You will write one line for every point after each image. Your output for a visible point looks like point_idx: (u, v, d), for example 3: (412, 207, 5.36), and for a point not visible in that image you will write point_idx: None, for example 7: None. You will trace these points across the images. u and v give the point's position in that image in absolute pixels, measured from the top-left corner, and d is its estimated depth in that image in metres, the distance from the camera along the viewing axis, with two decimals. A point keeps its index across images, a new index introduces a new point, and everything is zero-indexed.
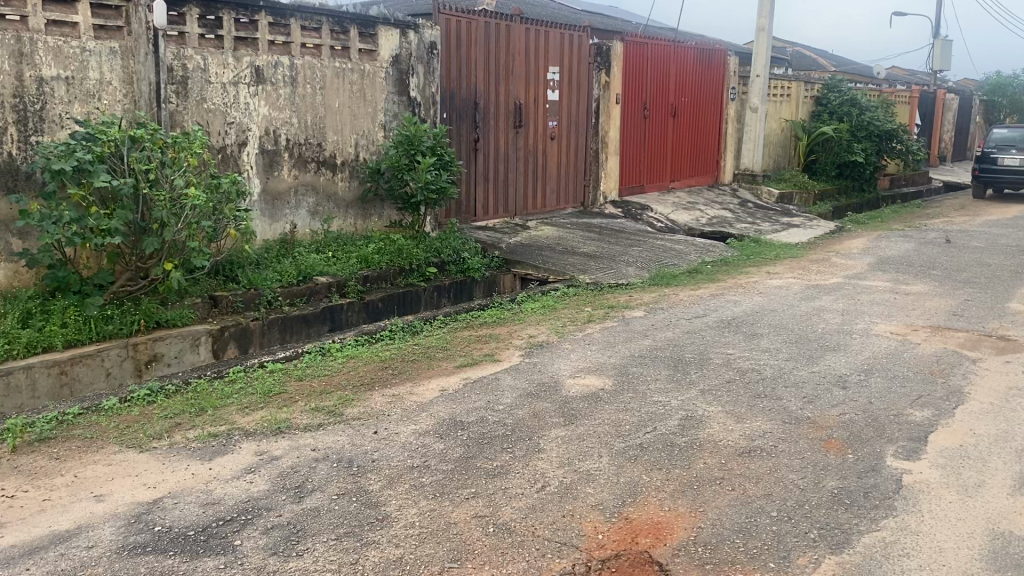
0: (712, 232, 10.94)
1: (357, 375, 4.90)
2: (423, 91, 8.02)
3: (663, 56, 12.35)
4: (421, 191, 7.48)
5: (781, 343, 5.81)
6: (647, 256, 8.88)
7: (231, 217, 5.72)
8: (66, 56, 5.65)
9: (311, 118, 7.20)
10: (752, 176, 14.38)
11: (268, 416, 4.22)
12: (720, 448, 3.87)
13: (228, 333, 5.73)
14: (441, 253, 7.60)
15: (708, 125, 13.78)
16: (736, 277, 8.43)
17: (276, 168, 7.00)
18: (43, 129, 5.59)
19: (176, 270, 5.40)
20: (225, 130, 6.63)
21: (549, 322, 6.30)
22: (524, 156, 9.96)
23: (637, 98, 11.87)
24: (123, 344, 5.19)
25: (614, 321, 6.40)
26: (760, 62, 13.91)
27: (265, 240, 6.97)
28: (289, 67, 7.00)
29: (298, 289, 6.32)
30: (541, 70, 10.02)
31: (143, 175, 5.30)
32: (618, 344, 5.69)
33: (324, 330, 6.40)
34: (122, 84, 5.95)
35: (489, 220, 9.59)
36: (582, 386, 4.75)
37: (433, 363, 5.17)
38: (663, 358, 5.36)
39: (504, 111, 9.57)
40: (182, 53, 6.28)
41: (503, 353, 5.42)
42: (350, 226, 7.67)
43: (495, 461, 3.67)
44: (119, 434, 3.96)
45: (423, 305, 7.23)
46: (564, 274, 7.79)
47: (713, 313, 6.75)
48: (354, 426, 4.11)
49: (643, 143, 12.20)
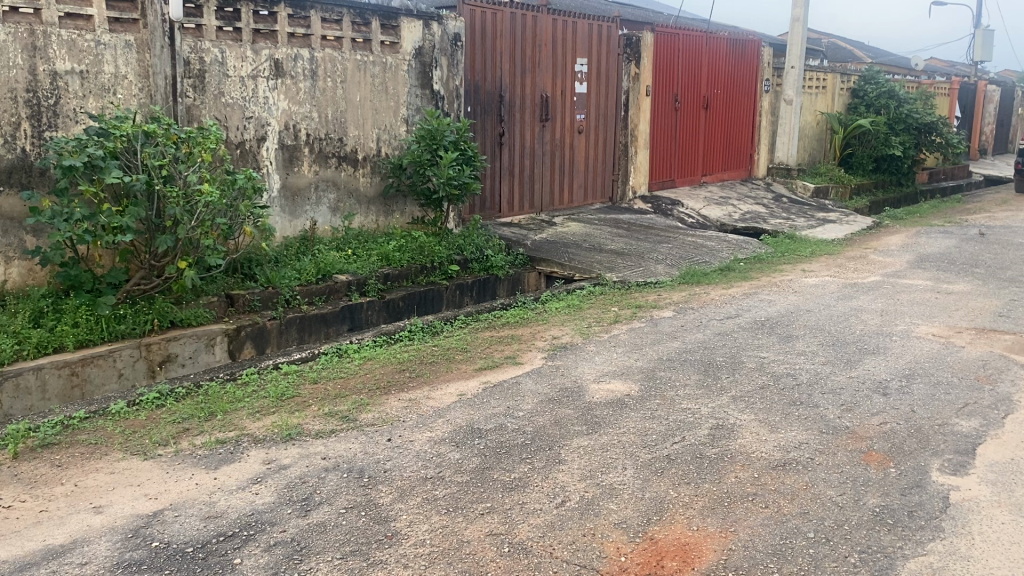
0: (744, 229, 10.65)
1: (373, 378, 4.73)
2: (446, 84, 7.84)
3: (695, 47, 12.06)
4: (444, 187, 7.31)
5: (817, 346, 5.54)
6: (677, 253, 8.63)
7: (248, 214, 5.58)
8: (80, 49, 5.55)
9: (332, 112, 7.05)
10: (787, 170, 14.02)
11: (280, 421, 4.06)
12: (752, 461, 3.65)
13: (245, 332, 5.59)
14: (464, 250, 7.42)
15: (741, 118, 13.45)
16: (770, 275, 8.16)
17: (295, 163, 6.86)
18: (57, 124, 5.49)
19: (191, 268, 5.28)
20: (244, 125, 6.50)
21: (574, 323, 6.10)
22: (550, 151, 9.75)
23: (667, 90, 11.59)
24: (136, 344, 5.07)
25: (642, 321, 6.17)
26: (795, 53, 13.55)
27: (284, 237, 6.83)
28: (309, 60, 6.85)
29: (317, 287, 6.17)
30: (568, 62, 9.78)
31: (157, 171, 5.18)
32: (645, 347, 5.46)
33: (343, 329, 6.24)
34: (138, 78, 5.83)
35: (515, 216, 9.40)
36: (607, 391, 4.53)
37: (452, 366, 4.99)
38: (694, 362, 5.13)
39: (531, 104, 9.36)
40: (199, 47, 6.15)
41: (525, 356, 5.22)
42: (372, 223, 7.52)
43: (513, 473, 3.47)
44: (125, 439, 3.82)
45: (446, 304, 7.05)
46: (590, 272, 7.57)
47: (745, 313, 6.49)
48: (368, 432, 3.94)
49: (673, 137, 11.92)
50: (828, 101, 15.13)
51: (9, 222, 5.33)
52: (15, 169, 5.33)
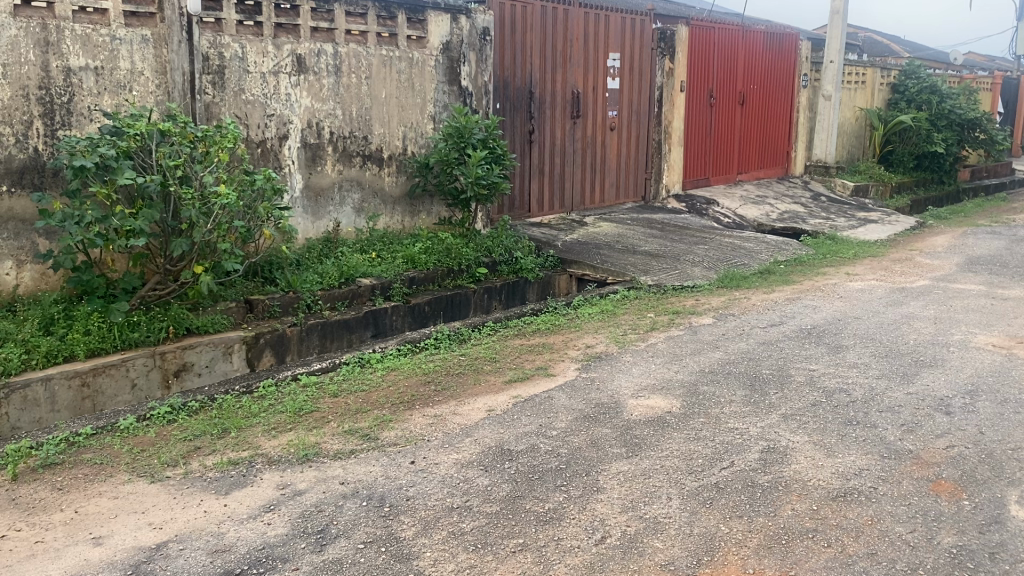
0: (783, 229, 10.26)
1: (396, 392, 4.46)
2: (474, 80, 7.56)
3: (730, 42, 11.67)
4: (472, 187, 7.03)
5: (869, 358, 5.19)
6: (714, 255, 8.28)
7: (267, 216, 5.33)
8: (95, 45, 5.33)
9: (356, 110, 6.79)
10: (825, 168, 13.58)
11: (297, 439, 3.81)
12: (810, 491, 3.33)
13: (264, 339, 5.36)
14: (492, 252, 7.13)
15: (778, 114, 13.04)
16: (812, 279, 7.79)
17: (318, 162, 6.61)
18: (71, 123, 5.28)
19: (207, 273, 5.03)
20: (265, 123, 6.26)
21: (608, 330, 5.78)
22: (581, 149, 9.44)
23: (702, 85, 11.22)
24: (150, 353, 4.84)
25: (680, 329, 5.85)
26: (834, 47, 13.11)
27: (307, 239, 6.58)
28: (333, 55, 6.59)
29: (340, 292, 5.92)
30: (600, 57, 9.46)
31: (172, 172, 4.94)
32: (685, 357, 5.14)
33: (367, 335, 5.98)
34: (155, 74, 5.61)
35: (545, 215, 9.10)
36: (646, 407, 4.23)
37: (480, 378, 4.70)
38: (738, 375, 4.80)
39: (562, 100, 9.05)
40: (219, 41, 5.92)
41: (558, 367, 4.93)
42: (397, 224, 7.25)
43: (547, 503, 3.18)
44: (132, 459, 3.58)
45: (473, 309, 6.77)
46: (624, 275, 7.26)
47: (790, 320, 6.14)
48: (390, 453, 3.66)
49: (708, 134, 11.55)
50: (868, 96, 14.65)
51: (21, 224, 5.13)
52: (27, 169, 5.12)
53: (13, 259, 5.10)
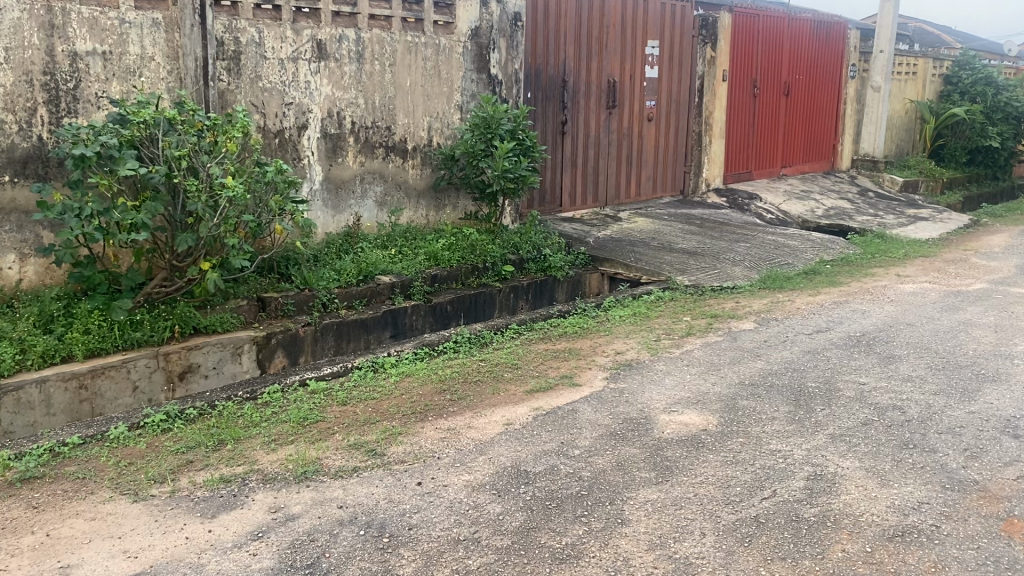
0: (829, 226, 9.78)
1: (408, 401, 4.14)
2: (504, 68, 7.23)
3: (776, 30, 11.18)
4: (499, 180, 6.68)
5: (925, 370, 4.77)
6: (756, 253, 7.86)
7: (278, 210, 5.03)
8: (103, 28, 5.08)
9: (379, 99, 6.49)
10: (873, 162, 13.02)
11: (297, 453, 3.51)
12: (862, 528, 2.96)
13: (276, 340, 5.08)
14: (520, 249, 6.81)
15: (825, 105, 12.50)
16: (860, 280, 7.34)
17: (339, 154, 6.31)
18: (77, 110, 5.04)
19: (213, 271, 4.75)
20: (283, 112, 5.98)
21: (640, 335, 5.42)
22: (617, 140, 9.05)
23: (745, 75, 10.74)
24: (153, 354, 4.59)
25: (719, 335, 5.47)
26: (884, 36, 12.53)
27: (326, 234, 6.31)
28: (355, 41, 6.28)
29: (358, 290, 5.64)
30: (638, 44, 9.05)
31: (177, 162, 4.66)
32: (723, 367, 4.77)
33: (385, 336, 5.69)
34: (166, 60, 5.35)
35: (577, 210, 8.74)
36: (679, 425, 3.88)
37: (500, 387, 4.37)
38: (780, 389, 4.42)
39: (597, 89, 8.67)
40: (234, 26, 5.64)
41: (584, 375, 4.58)
42: (421, 218, 6.95)
43: (564, 538, 2.85)
44: (118, 474, 3.31)
45: (498, 309, 6.45)
46: (659, 274, 6.89)
47: (837, 327, 5.73)
48: (396, 472, 3.35)
49: (751, 126, 11.08)
50: (919, 88, 14.02)
51: (24, 216, 4.90)
52: (30, 159, 4.89)
53: (15, 253, 4.88)
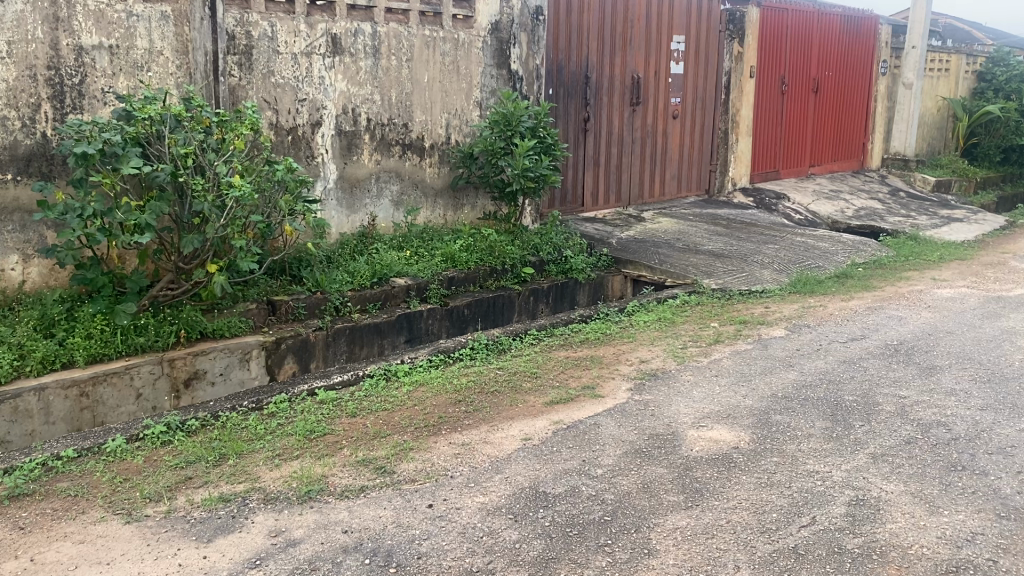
0: (860, 227, 9.47)
1: (421, 412, 3.93)
2: (525, 63, 7.00)
3: (805, 25, 10.87)
4: (519, 179, 6.46)
5: (970, 383, 4.49)
6: (785, 256, 7.58)
7: (289, 211, 4.83)
8: (109, 22, 4.90)
9: (396, 95, 6.28)
10: (904, 161, 12.66)
11: (302, 470, 3.31)
12: (911, 563, 2.71)
13: (286, 345, 4.88)
14: (540, 250, 6.59)
15: (854, 102, 12.17)
16: (894, 284, 7.05)
17: (354, 151, 6.11)
18: (82, 106, 4.87)
19: (220, 273, 4.55)
20: (296, 108, 5.78)
21: (665, 342, 5.18)
22: (641, 138, 8.80)
23: (773, 71, 10.45)
24: (157, 360, 4.41)
25: (748, 342, 5.22)
26: (917, 31, 12.17)
27: (341, 234, 6.11)
28: (371, 35, 6.08)
29: (372, 293, 5.44)
30: (664, 40, 8.80)
31: (183, 161, 4.47)
32: (754, 378, 4.52)
33: (400, 340, 5.48)
34: (175, 54, 5.18)
35: (599, 210, 8.50)
36: (709, 442, 3.65)
37: (518, 398, 4.14)
38: (816, 402, 4.16)
39: (620, 86, 8.42)
40: (246, 19, 5.46)
41: (608, 386, 4.35)
42: (438, 218, 6.74)
43: (586, 570, 2.63)
44: (113, 491, 3.13)
45: (517, 312, 6.23)
46: (684, 277, 6.64)
47: (873, 335, 5.45)
48: (406, 492, 3.14)
49: (778, 124, 10.79)
50: (952, 85, 13.63)
51: (28, 216, 4.74)
52: (34, 156, 4.73)
53: (18, 253, 4.72)
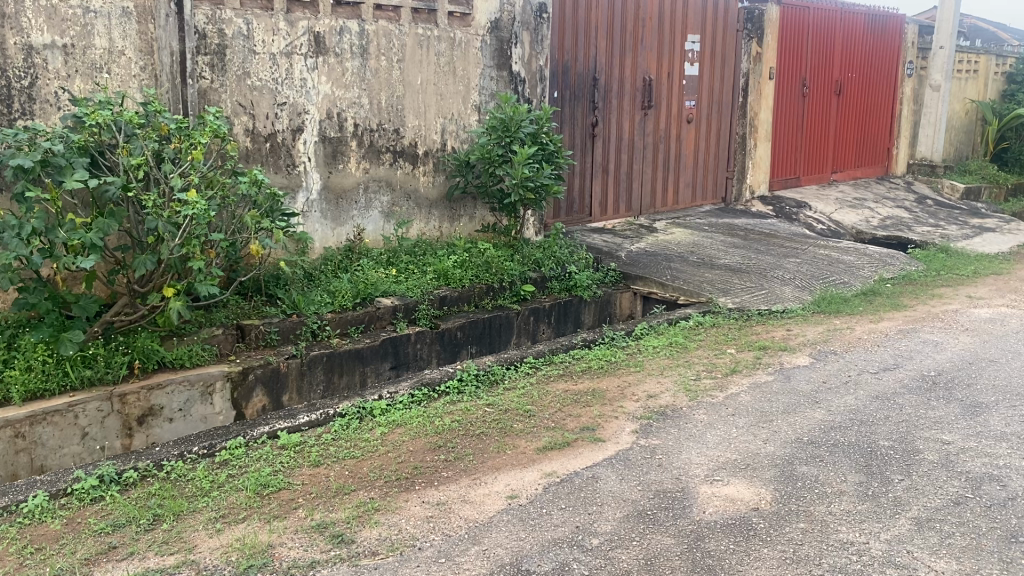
0: (886, 238, 8.91)
1: (394, 462, 3.43)
2: (527, 64, 6.52)
3: (827, 25, 10.33)
4: (519, 189, 5.97)
5: (1023, 425, 3.95)
6: (807, 271, 7.05)
7: (256, 229, 4.34)
8: (63, 18, 4.45)
9: (386, 98, 5.80)
10: (931, 167, 12.06)
11: (245, 538, 2.83)
12: None
13: (254, 376, 4.40)
14: (542, 265, 6.11)
15: (878, 105, 11.62)
16: (927, 303, 6.50)
17: (340, 160, 5.63)
18: (33, 111, 4.42)
19: (178, 298, 4.06)
20: (275, 113, 5.30)
21: (676, 372, 4.66)
22: (652, 144, 8.28)
23: (794, 72, 9.92)
24: (106, 396, 3.95)
25: (769, 372, 4.70)
26: (945, 30, 11.59)
27: (325, 248, 5.63)
28: (359, 34, 5.59)
29: (354, 315, 4.96)
30: (678, 39, 8.28)
31: (135, 173, 4.00)
32: (776, 417, 4.01)
33: (385, 368, 5.00)
34: (139, 54, 4.72)
35: (608, 219, 8.00)
36: (725, 501, 3.15)
37: (508, 443, 3.64)
38: (848, 450, 3.64)
39: (631, 89, 7.92)
40: (218, 16, 4.99)
41: (611, 426, 3.85)
42: (433, 231, 6.26)
43: None
44: (19, 567, 2.67)
45: (516, 334, 5.74)
46: (699, 295, 6.13)
47: (908, 364, 4.92)
48: (365, 571, 2.65)
49: (799, 128, 10.24)
50: (981, 86, 13.00)
51: None
52: None
53: None
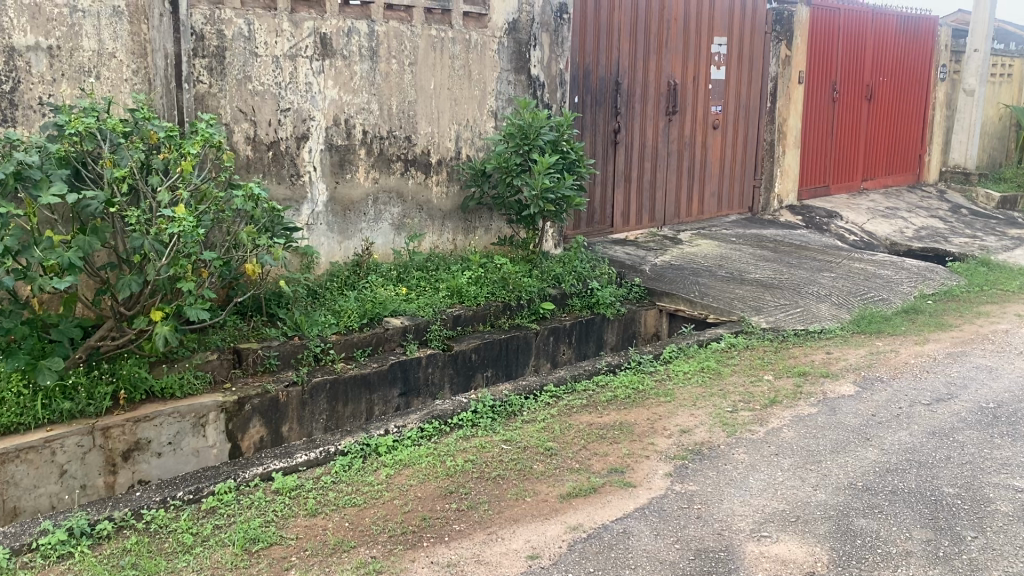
0: (923, 250, 8.47)
1: (400, 511, 3.06)
2: (546, 68, 6.16)
3: (858, 26, 9.90)
4: (538, 201, 5.60)
5: None
6: (843, 287, 6.63)
7: (254, 245, 4.00)
8: (48, 18, 4.11)
9: (398, 103, 5.45)
10: (965, 175, 11.59)
11: None
12: None
13: (251, 406, 4.05)
14: (562, 281, 5.73)
15: (911, 110, 11.17)
16: (974, 322, 6.07)
17: (348, 169, 5.28)
18: (15, 119, 4.08)
19: (166, 322, 3.72)
20: (279, 119, 4.96)
21: (711, 402, 4.26)
22: (677, 151, 7.90)
23: (824, 76, 9.50)
24: (87, 430, 3.62)
25: (812, 403, 4.30)
26: (980, 33, 11.09)
27: (332, 263, 5.27)
28: (368, 35, 5.24)
29: (360, 337, 4.60)
30: (704, 42, 7.90)
31: (120, 186, 3.68)
32: (824, 458, 3.62)
33: (393, 394, 4.63)
34: (131, 57, 4.38)
35: (631, 230, 7.62)
36: (775, 564, 2.76)
37: (527, 488, 3.26)
38: (910, 499, 3.24)
39: (654, 93, 7.54)
40: (217, 16, 4.65)
41: (642, 468, 3.47)
42: (446, 244, 5.90)
43: None
44: None
45: (534, 355, 5.36)
46: (730, 314, 5.73)
47: (963, 394, 4.50)
48: None
49: (829, 135, 9.83)
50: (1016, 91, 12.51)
51: None
52: None
53: None
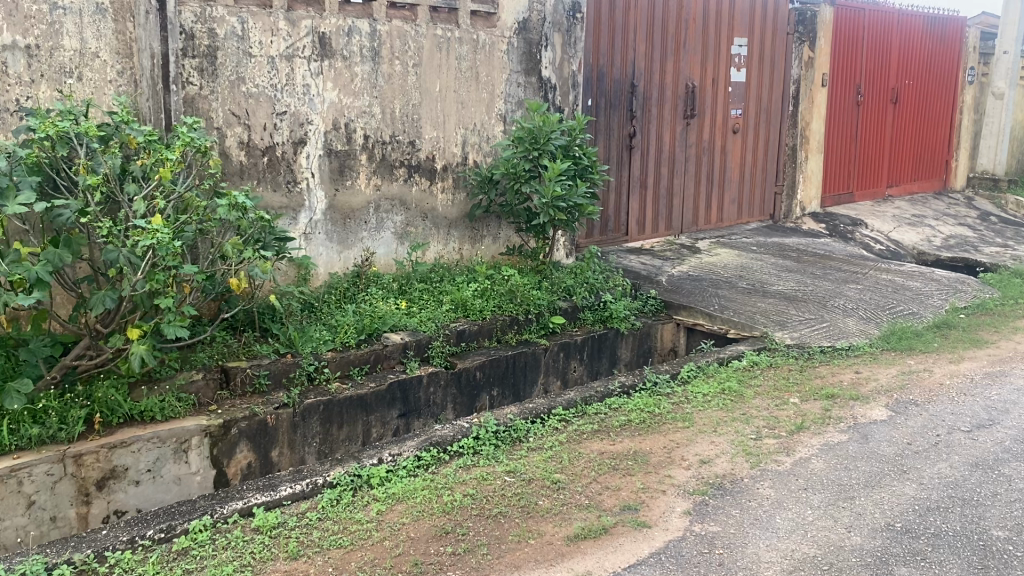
0: (952, 260, 8.11)
1: (390, 555, 2.77)
2: (558, 69, 5.87)
3: (883, 28, 9.56)
4: (548, 209, 5.30)
5: None
6: (870, 299, 6.29)
7: (240, 257, 3.73)
8: (25, 16, 3.86)
9: (401, 106, 5.17)
10: (994, 181, 11.20)
11: None
12: None
13: (237, 430, 3.77)
14: (573, 294, 5.44)
15: (937, 114, 10.79)
16: (1011, 338, 5.71)
17: (348, 175, 5.01)
18: None
19: (143, 341, 3.46)
20: (274, 123, 4.69)
21: (732, 428, 3.95)
22: (695, 156, 7.58)
23: (848, 79, 9.16)
24: (57, 458, 3.36)
25: (842, 429, 3.98)
26: (1010, 33, 10.71)
27: (330, 274, 5.00)
28: (370, 35, 4.97)
29: (357, 354, 4.32)
30: (723, 42, 7.59)
31: (95, 194, 3.42)
32: (857, 493, 3.30)
33: (392, 415, 4.35)
34: (116, 57, 4.13)
35: (646, 239, 7.31)
36: None
37: (531, 528, 2.96)
38: (957, 544, 2.92)
39: (671, 96, 7.23)
40: (209, 14, 4.38)
41: (658, 505, 3.16)
42: (452, 254, 5.62)
43: None
44: None
45: (542, 372, 5.06)
46: (752, 329, 5.41)
47: (1006, 420, 4.16)
48: None
49: (853, 140, 9.48)
50: None
51: None
52: None
53: None
